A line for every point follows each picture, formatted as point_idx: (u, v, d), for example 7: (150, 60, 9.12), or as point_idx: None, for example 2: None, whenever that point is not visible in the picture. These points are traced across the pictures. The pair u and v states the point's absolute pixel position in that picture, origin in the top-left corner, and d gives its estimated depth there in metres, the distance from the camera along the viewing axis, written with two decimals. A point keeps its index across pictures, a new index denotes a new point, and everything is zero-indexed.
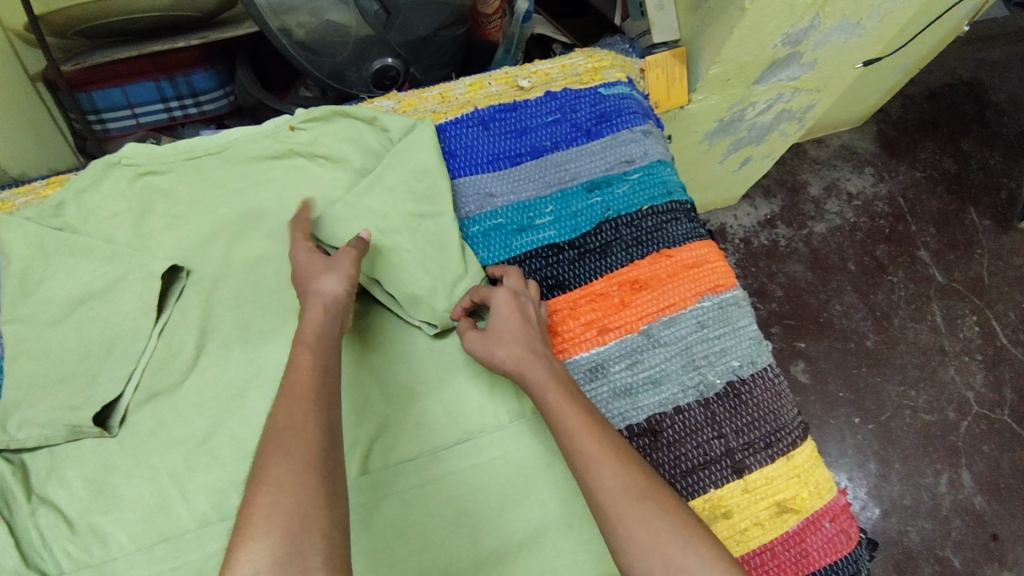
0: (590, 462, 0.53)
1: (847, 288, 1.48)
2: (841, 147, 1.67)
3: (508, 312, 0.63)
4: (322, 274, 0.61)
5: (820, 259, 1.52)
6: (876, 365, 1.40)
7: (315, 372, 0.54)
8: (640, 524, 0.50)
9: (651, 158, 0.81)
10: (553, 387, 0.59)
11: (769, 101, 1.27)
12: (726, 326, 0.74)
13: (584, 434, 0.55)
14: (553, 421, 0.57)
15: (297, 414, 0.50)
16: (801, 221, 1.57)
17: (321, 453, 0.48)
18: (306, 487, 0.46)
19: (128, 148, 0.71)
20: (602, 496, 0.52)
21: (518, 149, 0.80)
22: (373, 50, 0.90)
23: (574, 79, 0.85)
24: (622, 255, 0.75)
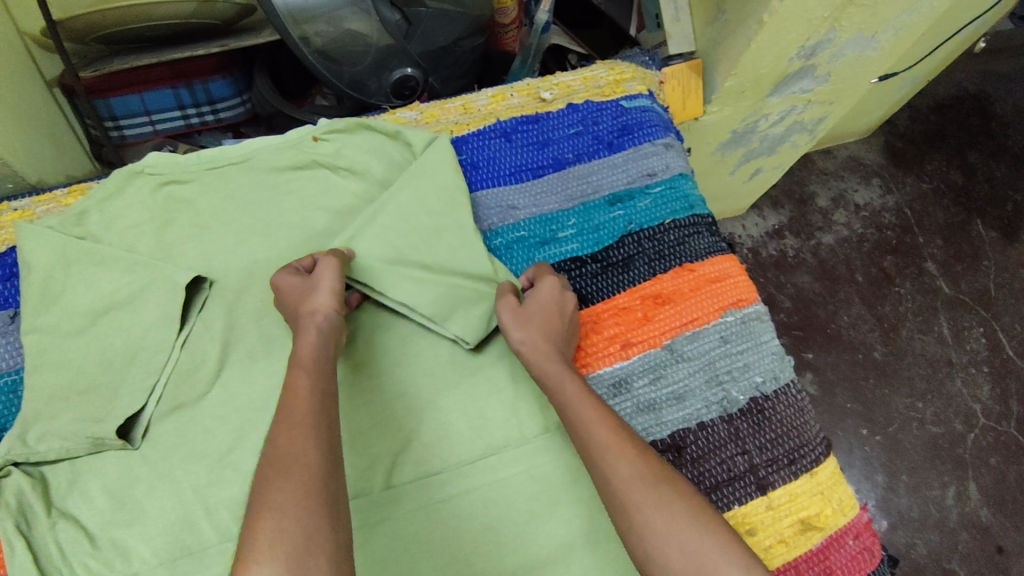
0: (606, 454, 0.55)
1: (855, 300, 1.48)
2: (848, 158, 1.67)
3: (545, 304, 0.66)
4: (313, 293, 0.61)
5: (828, 270, 1.52)
6: (883, 377, 1.40)
7: (315, 396, 0.54)
8: (656, 511, 0.51)
9: (672, 171, 0.81)
10: (570, 381, 0.60)
11: (782, 114, 1.27)
12: (749, 342, 0.74)
13: (600, 426, 0.56)
14: (568, 413, 0.59)
15: (297, 439, 0.50)
16: (809, 232, 1.57)
17: (323, 476, 0.48)
18: (309, 510, 0.46)
19: (149, 157, 0.71)
20: (618, 485, 0.53)
21: (540, 162, 0.79)
22: (394, 59, 0.90)
23: (595, 91, 0.85)
24: (644, 269, 0.75)
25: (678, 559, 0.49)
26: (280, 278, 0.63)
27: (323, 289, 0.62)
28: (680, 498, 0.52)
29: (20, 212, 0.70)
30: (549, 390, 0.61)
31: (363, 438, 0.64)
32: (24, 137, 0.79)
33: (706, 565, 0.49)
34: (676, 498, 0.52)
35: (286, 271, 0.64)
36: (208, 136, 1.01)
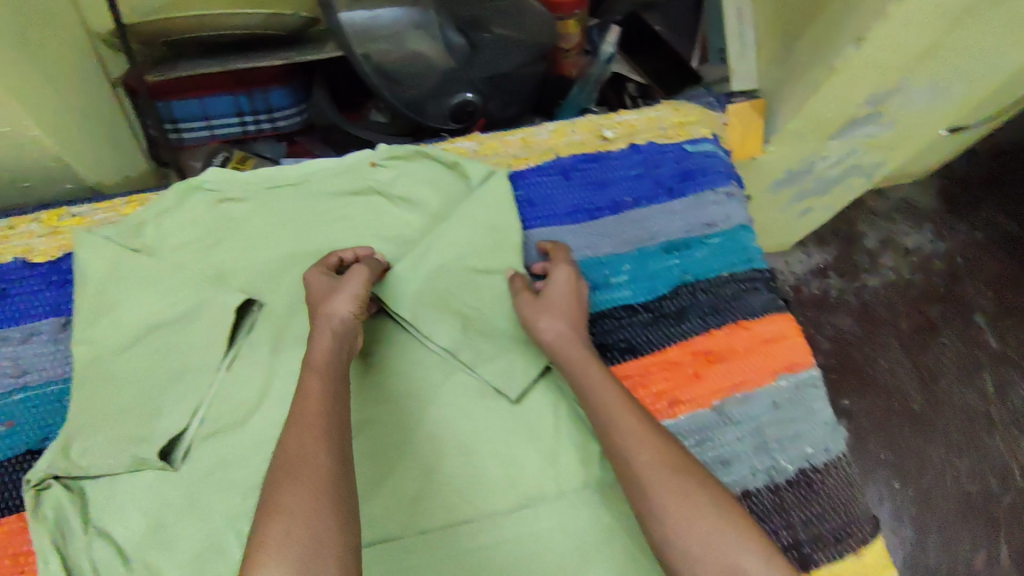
0: (627, 435, 0.55)
1: (895, 346, 1.44)
2: (900, 201, 1.62)
3: (564, 290, 0.66)
4: (333, 296, 0.60)
5: (870, 312, 1.48)
6: (919, 428, 1.36)
7: (330, 393, 0.52)
8: (676, 498, 0.52)
9: (733, 222, 0.79)
10: (591, 364, 0.61)
11: (840, 156, 1.23)
12: (801, 409, 0.72)
13: (620, 410, 0.57)
14: (589, 396, 0.59)
15: (308, 441, 0.48)
16: (854, 272, 1.53)
17: (332, 476, 0.47)
18: (317, 512, 0.45)
19: (209, 173, 0.71)
20: (639, 472, 0.54)
21: (597, 203, 0.77)
22: (454, 83, 0.88)
23: (659, 132, 0.82)
24: (698, 322, 0.73)
25: (698, 545, 0.50)
26: (311, 277, 0.63)
27: (342, 293, 0.60)
28: (706, 490, 0.52)
29: (79, 218, 0.71)
30: (569, 376, 0.61)
31: (396, 477, 0.63)
32: (87, 138, 0.79)
33: (726, 554, 0.49)
34: (702, 489, 0.52)
35: (317, 269, 0.64)
36: (263, 143, 1.01)
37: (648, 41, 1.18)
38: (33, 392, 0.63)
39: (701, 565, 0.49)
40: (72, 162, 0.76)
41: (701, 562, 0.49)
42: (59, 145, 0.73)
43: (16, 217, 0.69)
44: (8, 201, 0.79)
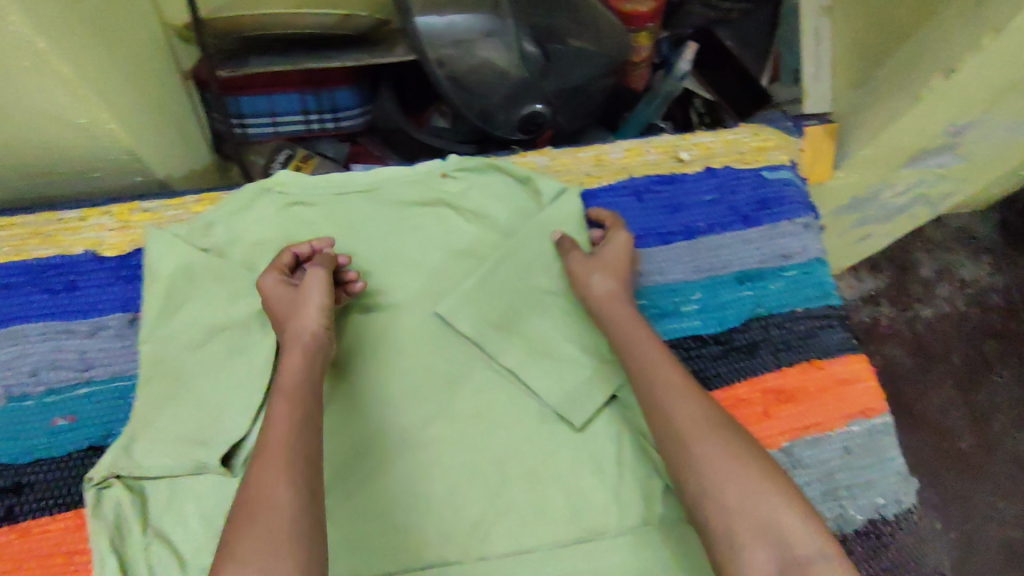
0: (673, 393, 0.56)
1: (948, 384, 1.34)
2: (959, 230, 1.47)
3: (619, 253, 0.67)
4: (299, 310, 0.58)
5: (923, 347, 1.37)
6: (971, 473, 1.27)
7: (298, 424, 0.50)
8: (722, 450, 0.52)
9: (809, 255, 0.76)
10: (639, 328, 0.62)
11: (908, 185, 1.17)
12: (873, 457, 0.69)
13: (667, 370, 0.57)
14: (632, 357, 0.60)
15: (273, 480, 0.46)
16: (907, 301, 1.40)
17: (296, 518, 0.44)
18: (274, 558, 0.42)
19: (280, 175, 0.71)
20: (683, 428, 0.54)
21: (670, 227, 0.75)
22: (527, 94, 0.86)
23: (736, 157, 0.80)
24: (769, 358, 0.71)
25: (736, 496, 0.50)
26: (267, 283, 0.61)
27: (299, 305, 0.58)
28: (747, 447, 0.52)
29: (149, 214, 0.71)
30: (614, 337, 0.62)
31: (458, 498, 0.63)
32: (157, 131, 0.78)
33: (763, 507, 0.49)
34: (744, 446, 0.52)
35: (273, 273, 0.62)
36: (325, 141, 1.03)
37: (713, 55, 1.14)
38: (97, 386, 0.63)
39: (738, 517, 0.49)
40: (143, 155, 0.75)
41: (741, 514, 0.49)
42: (132, 140, 0.72)
43: (89, 209, 0.70)
44: (77, 191, 0.79)
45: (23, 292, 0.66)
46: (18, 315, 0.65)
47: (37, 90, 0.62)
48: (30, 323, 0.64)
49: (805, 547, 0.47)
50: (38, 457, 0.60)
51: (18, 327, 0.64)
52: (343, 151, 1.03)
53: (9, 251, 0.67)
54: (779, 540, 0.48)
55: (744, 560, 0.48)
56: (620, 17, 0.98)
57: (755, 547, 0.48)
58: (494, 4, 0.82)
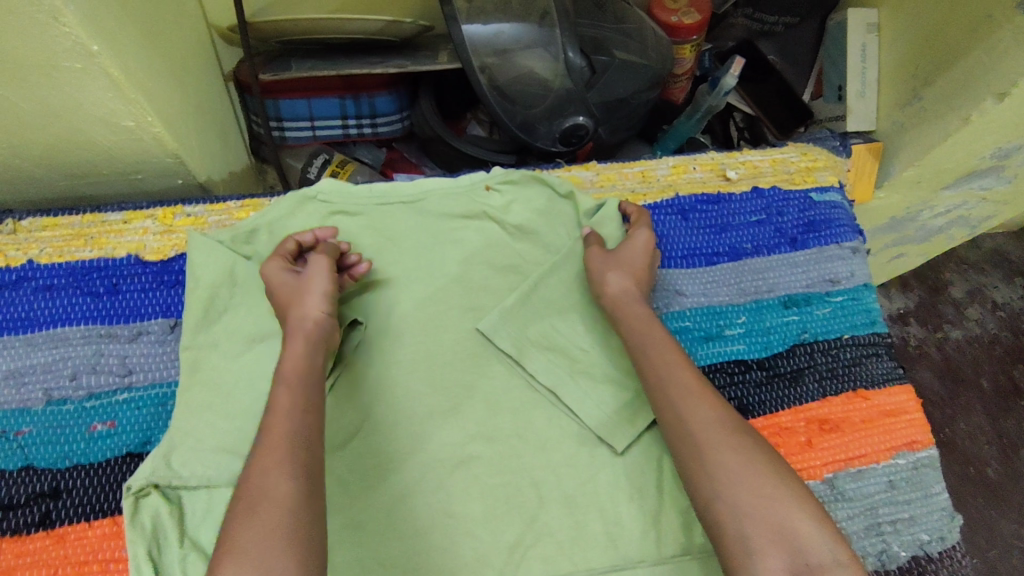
0: (688, 393, 0.55)
1: (977, 409, 1.26)
2: (993, 251, 1.43)
3: (640, 251, 0.67)
4: (302, 297, 0.58)
5: (952, 369, 1.29)
6: (993, 498, 1.18)
7: (295, 417, 0.50)
8: (733, 453, 0.51)
9: (857, 280, 0.74)
10: (656, 328, 0.61)
11: (949, 207, 1.13)
12: (918, 492, 0.68)
13: (681, 369, 0.57)
14: (646, 354, 0.59)
15: (272, 471, 0.46)
16: (936, 322, 1.34)
17: (292, 509, 0.45)
18: (273, 548, 0.43)
19: (324, 184, 0.70)
20: (696, 427, 0.53)
21: (715, 247, 0.73)
22: (569, 106, 0.84)
23: (784, 177, 0.78)
24: (814, 386, 0.69)
25: (749, 499, 0.49)
26: (270, 269, 0.60)
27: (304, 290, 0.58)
28: (761, 451, 0.51)
29: (194, 220, 0.72)
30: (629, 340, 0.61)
31: (494, 520, 0.62)
32: (199, 133, 0.78)
33: (777, 511, 0.48)
34: (759, 451, 0.51)
35: (276, 260, 0.61)
36: (362, 147, 1.02)
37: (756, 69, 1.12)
38: (136, 393, 0.63)
39: (751, 520, 0.48)
40: (187, 159, 0.74)
41: (751, 518, 0.48)
42: (177, 144, 0.72)
43: (133, 212, 0.71)
44: (118, 192, 0.79)
45: (66, 295, 0.66)
46: (61, 318, 0.65)
47: (87, 92, 0.61)
48: (73, 326, 0.65)
49: (819, 551, 0.47)
50: (76, 463, 0.61)
51: (60, 329, 0.65)
52: (379, 158, 1.03)
53: (53, 252, 0.68)
54: (791, 544, 0.47)
55: (756, 566, 0.46)
56: (665, 30, 0.97)
57: (769, 552, 0.47)
58: (542, 14, 0.80)
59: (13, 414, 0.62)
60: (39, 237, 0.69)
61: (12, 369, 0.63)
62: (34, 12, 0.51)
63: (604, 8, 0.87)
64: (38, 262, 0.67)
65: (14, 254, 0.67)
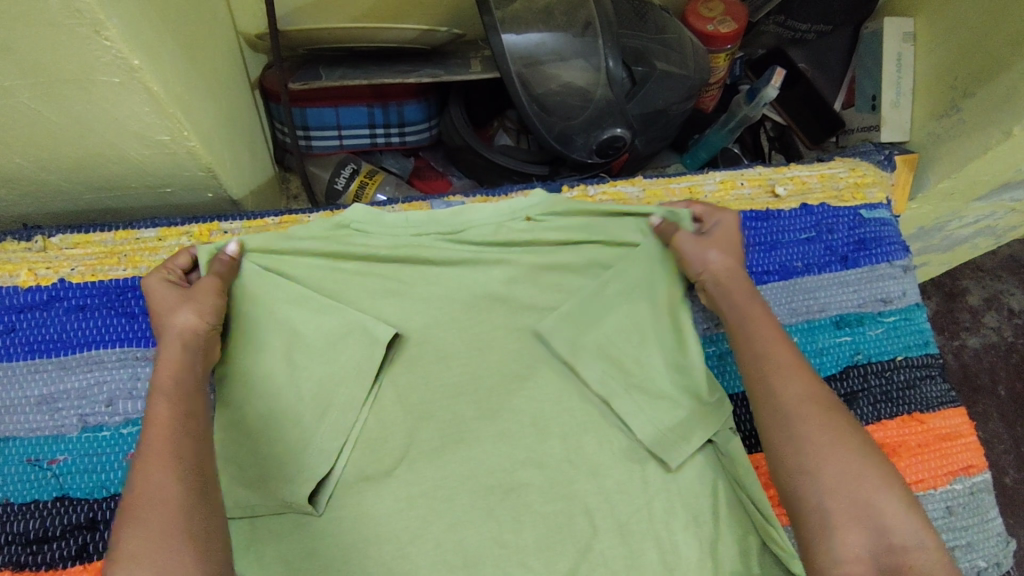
0: (780, 369, 0.54)
1: (994, 416, 1.20)
2: (1010, 258, 1.31)
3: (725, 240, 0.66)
4: (177, 308, 0.57)
5: (968, 376, 1.22)
6: (1010, 508, 1.14)
7: (176, 425, 0.48)
8: (822, 431, 0.50)
9: (909, 299, 0.72)
10: (748, 307, 0.60)
11: (978, 217, 1.04)
12: (976, 518, 0.67)
13: (776, 346, 0.56)
14: (739, 332, 0.59)
15: (153, 479, 0.45)
16: (953, 329, 1.25)
17: (180, 511, 0.43)
18: (166, 553, 0.41)
19: (357, 209, 0.66)
20: (786, 402, 0.52)
21: (765, 266, 0.72)
22: (608, 118, 0.82)
23: (833, 194, 0.77)
24: (868, 409, 0.68)
25: (836, 477, 0.48)
26: (152, 285, 0.59)
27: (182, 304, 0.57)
28: (852, 437, 0.50)
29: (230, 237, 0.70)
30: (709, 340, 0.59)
31: (546, 550, 0.60)
32: (229, 145, 0.74)
33: (857, 492, 0.48)
34: (849, 437, 0.50)
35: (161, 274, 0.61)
36: (389, 155, 1.00)
37: (786, 78, 1.09)
38: None
39: (832, 497, 0.48)
40: (219, 172, 0.71)
41: (835, 496, 0.48)
42: (210, 155, 0.68)
43: (167, 228, 0.69)
44: (146, 206, 0.76)
45: (100, 316, 0.64)
46: (95, 340, 0.63)
47: (123, 106, 0.58)
48: (107, 348, 0.63)
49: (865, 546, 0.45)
50: (113, 492, 0.59)
51: (94, 352, 0.63)
52: (406, 167, 1.01)
53: (86, 270, 0.66)
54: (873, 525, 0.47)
55: (836, 543, 0.47)
56: (701, 38, 0.95)
57: (848, 528, 0.47)
58: (584, 25, 0.79)
59: (47, 441, 0.60)
60: (70, 255, 0.67)
61: (46, 394, 0.61)
62: (74, 26, 0.48)
63: (645, 18, 0.85)
64: (71, 282, 0.65)
65: (44, 273, 0.65)
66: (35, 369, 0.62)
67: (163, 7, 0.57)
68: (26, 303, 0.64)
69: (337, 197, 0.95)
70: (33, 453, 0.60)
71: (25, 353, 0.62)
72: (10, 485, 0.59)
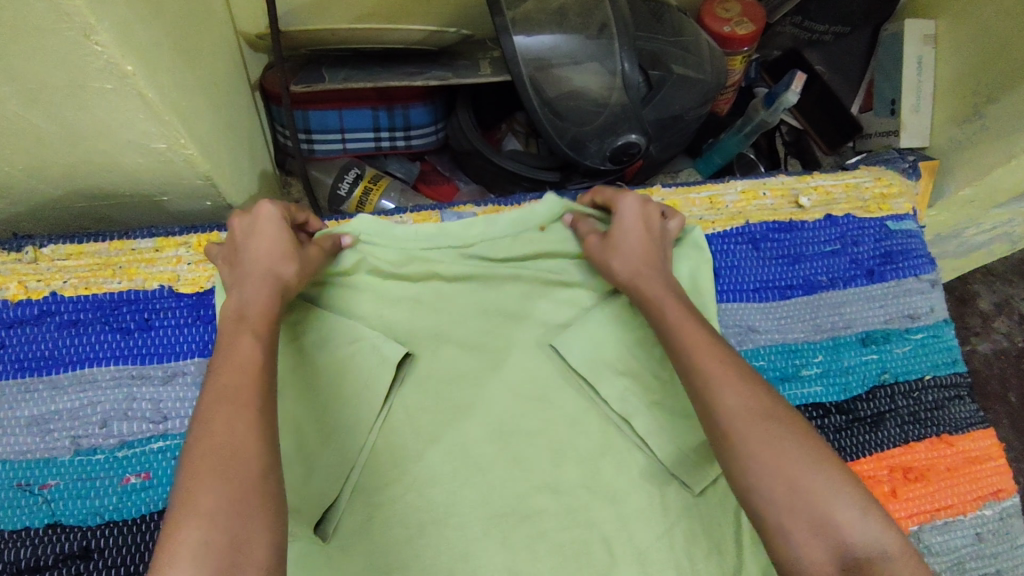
0: (709, 375, 0.48)
1: (1005, 425, 1.17)
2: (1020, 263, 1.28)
3: (634, 226, 0.61)
4: (284, 259, 0.54)
5: (979, 384, 1.19)
6: None
7: (261, 377, 0.45)
8: (764, 443, 0.44)
9: (937, 315, 0.70)
10: (670, 304, 0.55)
11: (995, 224, 1.01)
12: (1006, 545, 0.64)
13: (702, 350, 0.50)
14: (670, 334, 0.53)
15: (233, 429, 0.41)
16: (965, 335, 1.22)
17: (262, 477, 0.40)
18: (242, 520, 0.38)
19: (364, 219, 0.63)
20: (722, 413, 0.46)
21: (789, 280, 0.69)
22: (623, 124, 0.79)
23: (858, 205, 0.74)
24: (897, 431, 0.65)
25: (785, 493, 0.43)
26: (265, 219, 0.55)
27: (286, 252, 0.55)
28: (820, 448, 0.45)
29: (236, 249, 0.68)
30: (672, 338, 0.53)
31: None
32: (228, 149, 0.71)
33: (815, 503, 0.42)
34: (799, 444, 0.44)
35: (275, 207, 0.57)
36: (394, 159, 0.97)
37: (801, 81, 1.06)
38: (171, 441, 0.58)
39: (789, 515, 0.42)
40: (218, 180, 0.68)
41: (791, 513, 0.42)
42: (209, 163, 0.65)
43: (164, 238, 0.65)
44: (140, 213, 0.73)
45: (93, 331, 0.61)
46: (87, 357, 0.60)
47: (115, 112, 0.55)
48: (102, 366, 0.60)
49: (866, 544, 0.41)
50: (107, 519, 0.56)
51: (88, 370, 0.60)
52: (412, 171, 0.98)
53: (79, 284, 0.62)
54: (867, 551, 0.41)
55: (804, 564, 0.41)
56: (717, 40, 0.92)
57: (812, 545, 0.41)
58: (600, 27, 0.76)
59: (38, 465, 0.57)
60: (62, 267, 0.63)
61: (36, 415, 0.58)
62: (62, 29, 0.45)
63: (661, 20, 0.82)
64: (62, 295, 0.62)
65: (35, 286, 0.62)
66: (26, 389, 0.59)
67: (156, 5, 0.54)
68: (15, 318, 0.61)
69: (339, 203, 0.91)
70: (22, 478, 0.57)
71: (15, 371, 0.59)
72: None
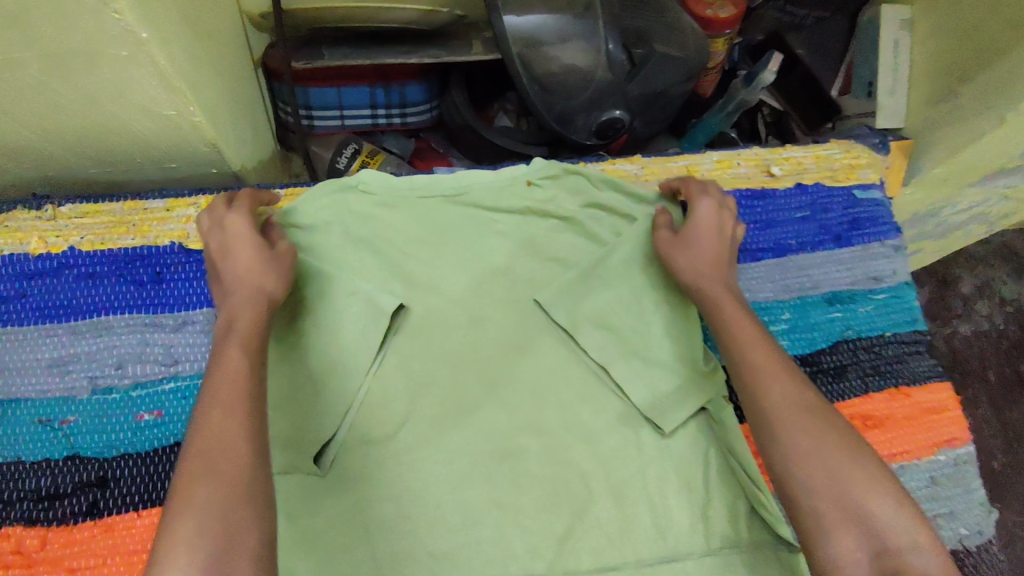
0: (759, 369, 0.53)
1: (982, 401, 1.20)
2: (1002, 247, 1.30)
3: (705, 227, 0.65)
4: (262, 270, 0.57)
5: (957, 361, 1.23)
6: (997, 492, 1.15)
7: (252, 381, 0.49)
8: (807, 434, 0.49)
9: (899, 278, 0.75)
10: (728, 304, 0.59)
11: (972, 203, 1.01)
12: (959, 488, 0.69)
13: (755, 349, 0.55)
14: (728, 330, 0.57)
15: (227, 422, 0.45)
16: (945, 315, 1.26)
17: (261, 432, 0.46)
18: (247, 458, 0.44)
19: (364, 173, 0.69)
20: (768, 405, 0.52)
21: (761, 244, 0.73)
22: (607, 100, 0.84)
23: (828, 174, 0.78)
24: (859, 382, 0.70)
25: (822, 479, 0.48)
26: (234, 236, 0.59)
27: (258, 262, 0.58)
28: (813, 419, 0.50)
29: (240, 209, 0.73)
30: None
31: (544, 513, 0.62)
32: (233, 119, 0.75)
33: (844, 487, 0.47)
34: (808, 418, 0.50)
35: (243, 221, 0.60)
36: (390, 136, 1.02)
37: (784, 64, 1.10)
38: (182, 382, 0.63)
39: (819, 500, 0.47)
40: (222, 147, 0.72)
41: (826, 498, 0.47)
42: (215, 130, 0.70)
43: (174, 199, 0.70)
44: (150, 177, 0.78)
45: (109, 283, 0.65)
46: (103, 306, 0.65)
47: (129, 77, 0.59)
48: (117, 314, 0.65)
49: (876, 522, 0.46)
50: (122, 452, 0.61)
51: (104, 317, 0.64)
52: (407, 147, 1.03)
53: (94, 239, 0.67)
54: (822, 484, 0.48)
55: (830, 548, 0.46)
56: (700, 22, 0.96)
57: (843, 532, 0.46)
58: (586, 6, 0.81)
59: (58, 402, 0.62)
60: (79, 224, 0.68)
61: (56, 357, 0.63)
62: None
63: None
64: (79, 250, 0.66)
65: (54, 241, 0.67)
66: (46, 334, 0.64)
67: None
68: (36, 270, 0.65)
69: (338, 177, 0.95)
70: (44, 414, 0.61)
71: (36, 318, 0.64)
72: (23, 445, 0.60)
